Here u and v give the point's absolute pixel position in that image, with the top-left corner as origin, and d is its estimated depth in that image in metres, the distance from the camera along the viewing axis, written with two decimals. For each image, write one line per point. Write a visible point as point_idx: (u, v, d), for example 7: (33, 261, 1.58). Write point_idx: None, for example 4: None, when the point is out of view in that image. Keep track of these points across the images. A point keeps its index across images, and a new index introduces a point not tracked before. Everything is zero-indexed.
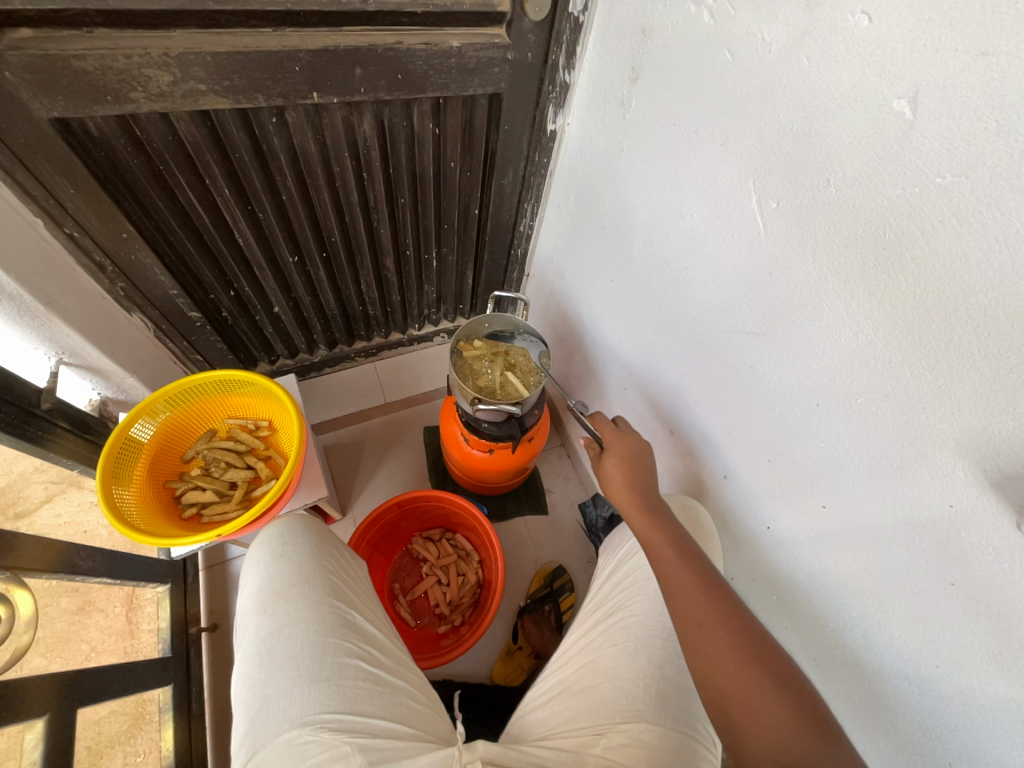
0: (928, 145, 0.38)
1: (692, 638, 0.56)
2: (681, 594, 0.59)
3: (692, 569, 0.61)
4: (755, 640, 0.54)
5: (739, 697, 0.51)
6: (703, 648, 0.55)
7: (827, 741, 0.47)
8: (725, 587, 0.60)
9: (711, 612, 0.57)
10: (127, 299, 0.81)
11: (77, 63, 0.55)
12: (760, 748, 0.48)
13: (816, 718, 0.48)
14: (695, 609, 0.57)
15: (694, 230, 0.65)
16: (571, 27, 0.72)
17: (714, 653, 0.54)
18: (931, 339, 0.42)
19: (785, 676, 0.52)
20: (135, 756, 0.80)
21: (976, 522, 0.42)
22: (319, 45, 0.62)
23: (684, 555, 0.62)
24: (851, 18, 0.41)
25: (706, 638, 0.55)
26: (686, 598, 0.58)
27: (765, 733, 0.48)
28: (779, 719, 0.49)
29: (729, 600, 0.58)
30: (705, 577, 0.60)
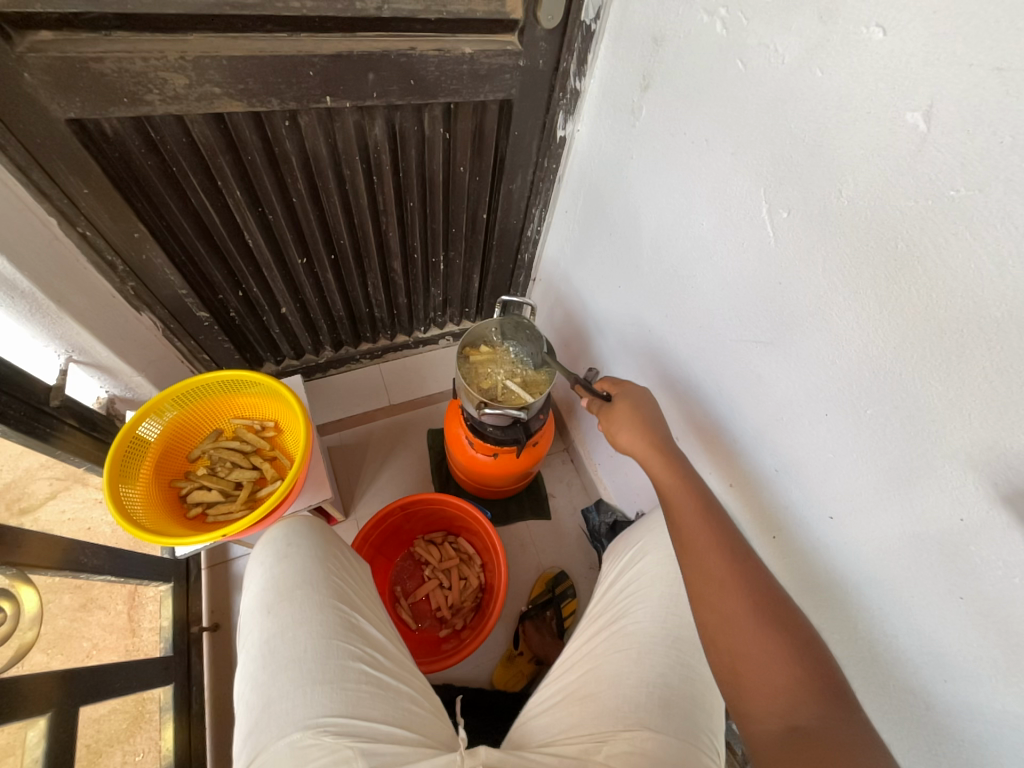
0: (942, 159, 0.38)
1: (709, 597, 0.58)
2: (703, 556, 0.60)
3: (714, 531, 0.61)
4: (773, 603, 0.55)
5: (752, 658, 0.52)
6: (720, 608, 0.56)
7: (839, 708, 0.47)
8: (747, 550, 0.60)
9: (731, 574, 0.58)
10: (137, 298, 0.81)
11: (95, 66, 0.55)
12: (767, 706, 0.50)
13: (827, 682, 0.49)
14: (715, 571, 0.58)
15: (703, 236, 0.65)
16: (583, 35, 0.72)
17: (731, 613, 0.55)
18: (943, 351, 0.42)
19: (801, 639, 0.52)
20: (135, 754, 0.80)
21: (986, 535, 0.42)
22: (333, 51, 0.63)
23: (706, 516, 0.63)
24: (866, 31, 0.41)
25: (724, 599, 0.56)
26: (707, 560, 0.59)
27: (775, 694, 0.50)
28: (790, 681, 0.50)
29: (749, 564, 0.59)
30: (726, 540, 0.61)
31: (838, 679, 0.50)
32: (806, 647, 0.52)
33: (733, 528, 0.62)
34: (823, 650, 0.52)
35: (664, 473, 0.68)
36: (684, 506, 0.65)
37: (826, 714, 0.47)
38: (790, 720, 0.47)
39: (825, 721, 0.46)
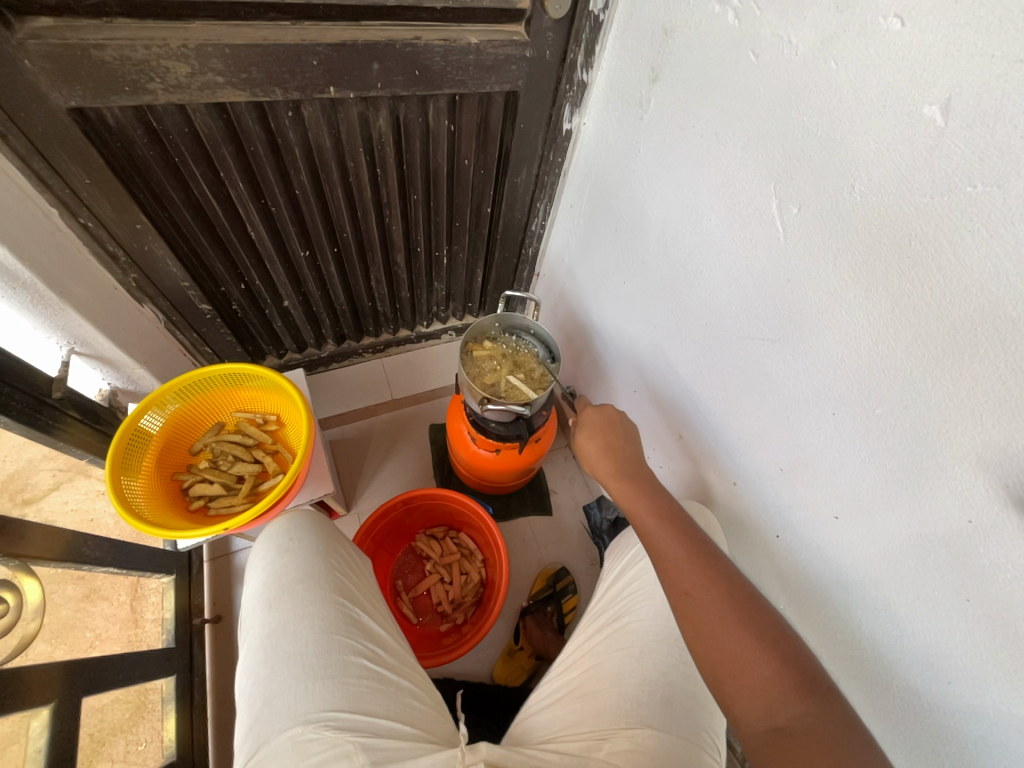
0: (959, 153, 0.37)
1: (680, 607, 0.57)
2: (666, 565, 0.59)
3: (678, 539, 0.61)
4: (745, 604, 0.54)
5: (728, 663, 0.51)
6: (689, 616, 0.55)
7: (819, 697, 0.47)
8: (718, 554, 0.60)
9: (695, 581, 0.57)
10: (139, 289, 0.81)
11: (97, 53, 0.55)
12: (752, 714, 0.48)
13: (806, 681, 0.48)
14: (680, 579, 0.58)
15: (710, 232, 0.64)
16: (591, 26, 0.71)
17: (701, 619, 0.54)
18: (955, 351, 0.41)
19: (776, 637, 0.51)
20: (138, 744, 0.81)
21: (995, 538, 0.41)
22: (338, 40, 0.62)
23: (669, 525, 0.63)
24: (883, 22, 0.40)
25: (692, 607, 0.55)
26: (671, 569, 0.59)
27: (755, 700, 0.48)
28: (769, 681, 0.49)
29: (716, 566, 0.58)
30: (689, 545, 0.60)
31: (815, 668, 0.50)
32: (778, 641, 0.51)
33: (697, 533, 0.62)
34: (795, 642, 0.52)
35: (625, 491, 0.69)
36: (646, 519, 0.65)
37: (808, 710, 0.46)
38: (774, 724, 0.46)
39: (810, 720, 0.45)
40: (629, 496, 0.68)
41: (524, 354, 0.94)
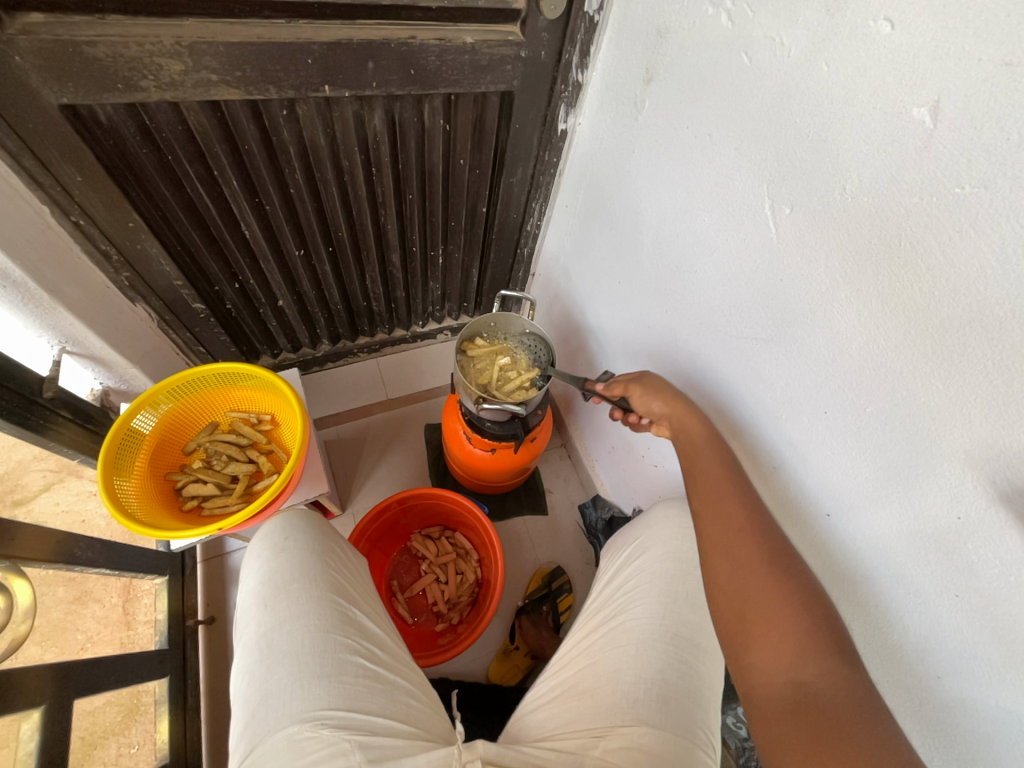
0: (948, 155, 0.38)
1: (728, 549, 0.58)
2: (721, 508, 0.60)
3: (733, 485, 0.62)
4: (786, 559, 0.55)
5: (762, 607, 0.53)
6: (736, 556, 0.57)
7: (846, 662, 0.47)
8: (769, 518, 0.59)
9: (749, 521, 0.58)
10: (131, 288, 0.80)
11: (88, 50, 0.54)
12: (770, 658, 0.50)
13: (838, 644, 0.48)
14: (733, 519, 0.59)
15: (704, 232, 0.64)
16: (586, 27, 0.71)
17: (743, 560, 0.56)
18: (945, 350, 0.42)
19: (814, 600, 0.52)
20: (130, 747, 0.80)
21: (983, 534, 0.42)
22: (332, 38, 0.62)
23: (728, 473, 0.63)
24: (874, 25, 0.40)
25: (740, 546, 0.57)
26: (723, 510, 0.60)
27: (782, 648, 0.50)
28: (798, 634, 0.50)
29: (764, 521, 0.59)
30: (746, 494, 0.61)
31: (845, 636, 0.50)
32: (813, 603, 0.52)
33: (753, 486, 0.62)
34: (832, 609, 0.52)
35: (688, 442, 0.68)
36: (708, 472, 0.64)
37: (832, 671, 0.47)
38: (795, 675, 0.48)
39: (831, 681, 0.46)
40: (690, 439, 0.67)
41: (524, 357, 0.92)
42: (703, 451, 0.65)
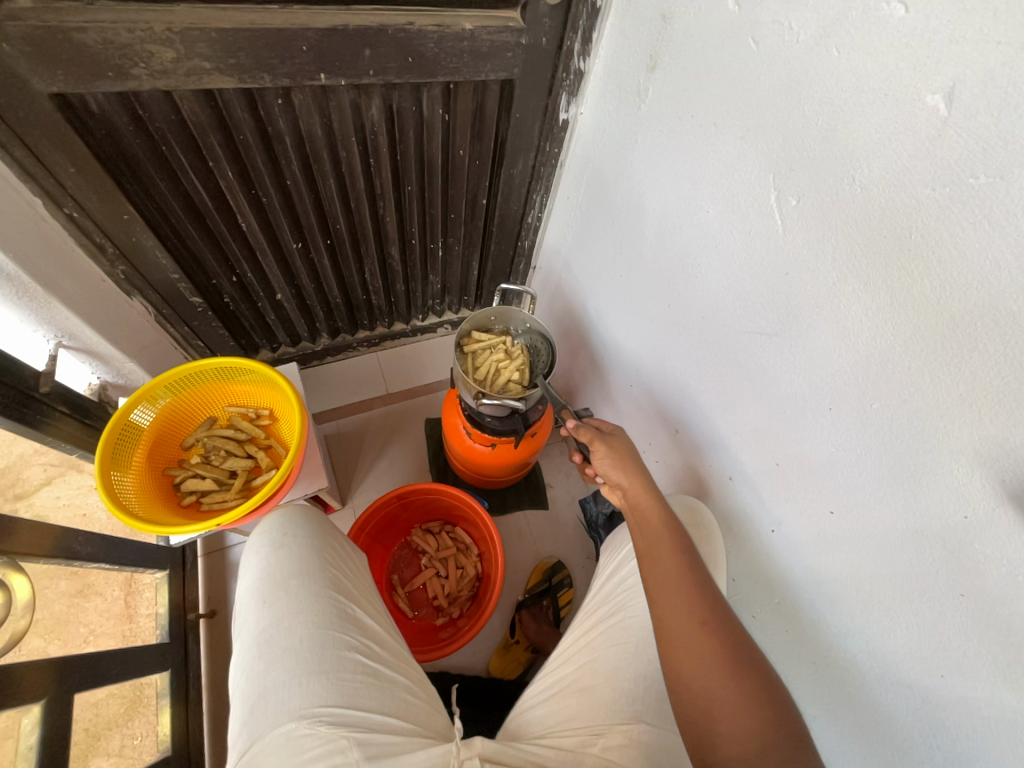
0: (963, 143, 0.37)
1: (688, 645, 0.56)
2: (681, 600, 0.58)
3: (689, 575, 0.60)
4: (743, 653, 0.55)
5: (726, 705, 0.51)
6: (699, 651, 0.55)
7: (806, 758, 0.48)
8: (724, 608, 0.58)
9: (709, 617, 0.57)
10: (127, 282, 0.79)
11: (78, 37, 0.53)
12: (736, 756, 0.49)
13: (792, 732, 0.49)
14: (694, 611, 0.57)
15: (708, 224, 0.63)
16: (588, 12, 0.69)
17: (706, 655, 0.54)
18: (953, 346, 0.40)
19: (770, 693, 0.52)
20: (133, 738, 0.81)
21: (990, 534, 0.41)
22: (328, 24, 0.60)
23: (685, 564, 0.61)
24: (886, 8, 0.39)
25: (703, 643, 0.55)
26: (683, 601, 0.58)
27: (748, 742, 0.49)
28: (761, 731, 0.49)
29: (722, 611, 0.58)
30: (703, 584, 0.60)
31: (799, 727, 0.51)
32: (771, 697, 0.52)
33: (708, 575, 0.61)
34: (788, 703, 0.52)
35: (645, 528, 0.66)
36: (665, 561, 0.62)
37: (791, 760, 0.47)
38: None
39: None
40: (647, 522, 0.66)
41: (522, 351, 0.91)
42: (660, 538, 0.64)
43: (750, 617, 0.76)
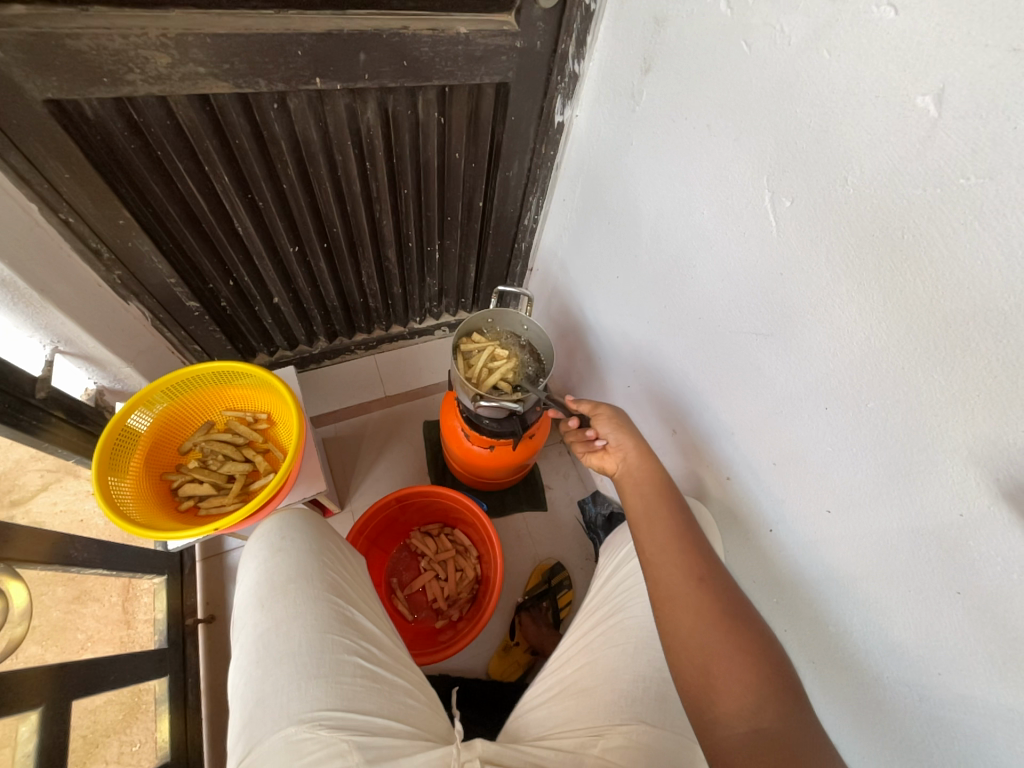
0: (953, 144, 0.37)
1: (682, 601, 0.57)
2: (676, 559, 0.60)
3: (685, 536, 0.61)
4: (738, 609, 0.56)
5: (724, 660, 0.52)
6: (695, 609, 0.56)
7: (800, 714, 0.48)
8: (718, 567, 0.60)
9: (703, 575, 0.58)
10: (123, 287, 0.79)
11: (72, 43, 0.53)
12: (733, 712, 0.49)
13: (788, 689, 0.50)
14: (690, 571, 0.58)
15: (702, 226, 0.63)
16: (582, 15, 0.70)
17: (703, 613, 0.55)
18: (947, 346, 0.41)
19: (767, 650, 0.53)
20: (131, 745, 0.80)
21: (986, 532, 0.41)
22: (322, 29, 0.61)
23: (681, 526, 0.62)
24: (876, 10, 0.39)
25: (699, 601, 0.56)
26: (680, 562, 0.59)
27: (744, 696, 0.50)
28: (756, 683, 0.50)
29: (718, 572, 0.59)
30: (700, 546, 0.61)
31: (794, 682, 0.51)
32: (769, 654, 0.52)
33: (704, 536, 0.62)
34: (785, 661, 0.53)
35: (640, 494, 0.67)
36: (660, 523, 0.63)
37: (787, 717, 0.48)
38: (755, 725, 0.48)
39: (785, 724, 0.47)
40: (646, 488, 0.67)
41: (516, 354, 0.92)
42: (656, 503, 0.65)
43: None
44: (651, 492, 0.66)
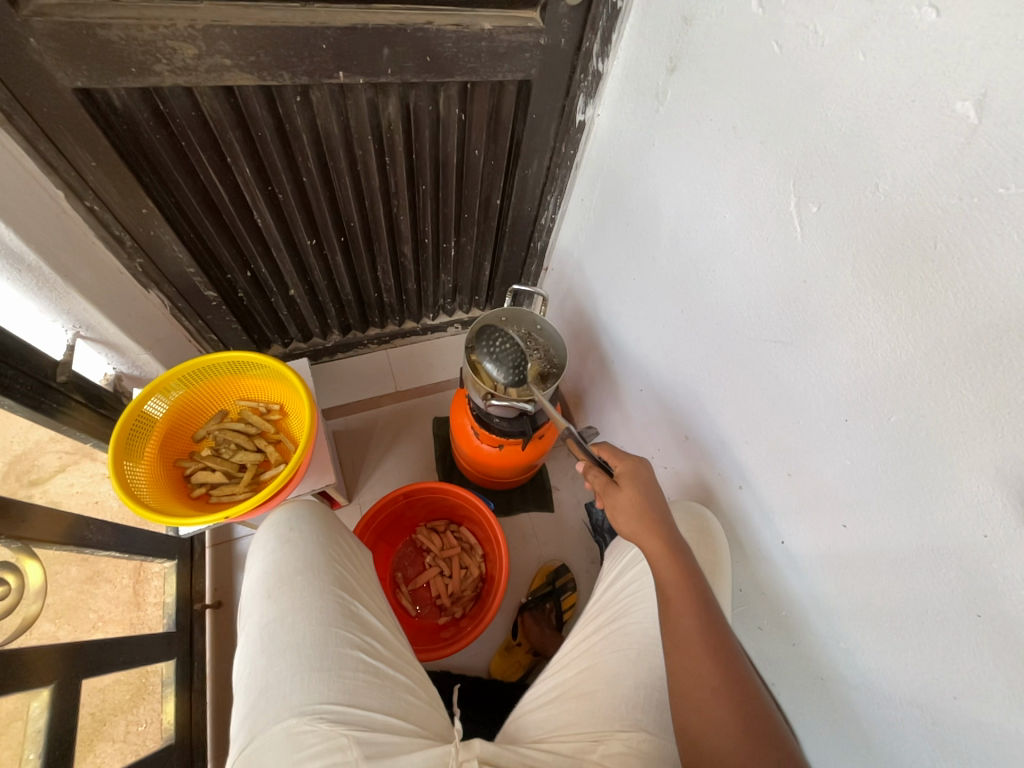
0: (993, 152, 0.36)
1: (699, 706, 0.51)
2: (692, 654, 0.54)
3: (707, 628, 0.55)
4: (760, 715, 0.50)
5: None
6: (711, 717, 0.50)
7: None
8: (739, 660, 0.54)
9: (723, 679, 0.52)
10: (144, 275, 0.81)
11: (102, 33, 0.54)
12: None
13: None
14: (707, 672, 0.52)
15: (724, 230, 0.62)
16: (608, 13, 0.69)
17: (718, 717, 0.50)
18: (978, 361, 0.39)
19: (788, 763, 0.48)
20: (137, 724, 0.82)
21: (1010, 555, 0.40)
22: (348, 23, 0.61)
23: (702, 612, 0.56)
24: (918, 11, 0.38)
25: (716, 708, 0.51)
26: (696, 660, 0.53)
27: None
28: None
29: (736, 664, 0.54)
30: (719, 636, 0.55)
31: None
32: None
33: (724, 625, 0.56)
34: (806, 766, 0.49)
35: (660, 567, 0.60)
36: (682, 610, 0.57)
37: None
38: None
39: None
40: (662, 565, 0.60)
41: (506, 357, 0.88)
42: (677, 584, 0.58)
43: (756, 628, 0.75)
44: (666, 571, 0.59)
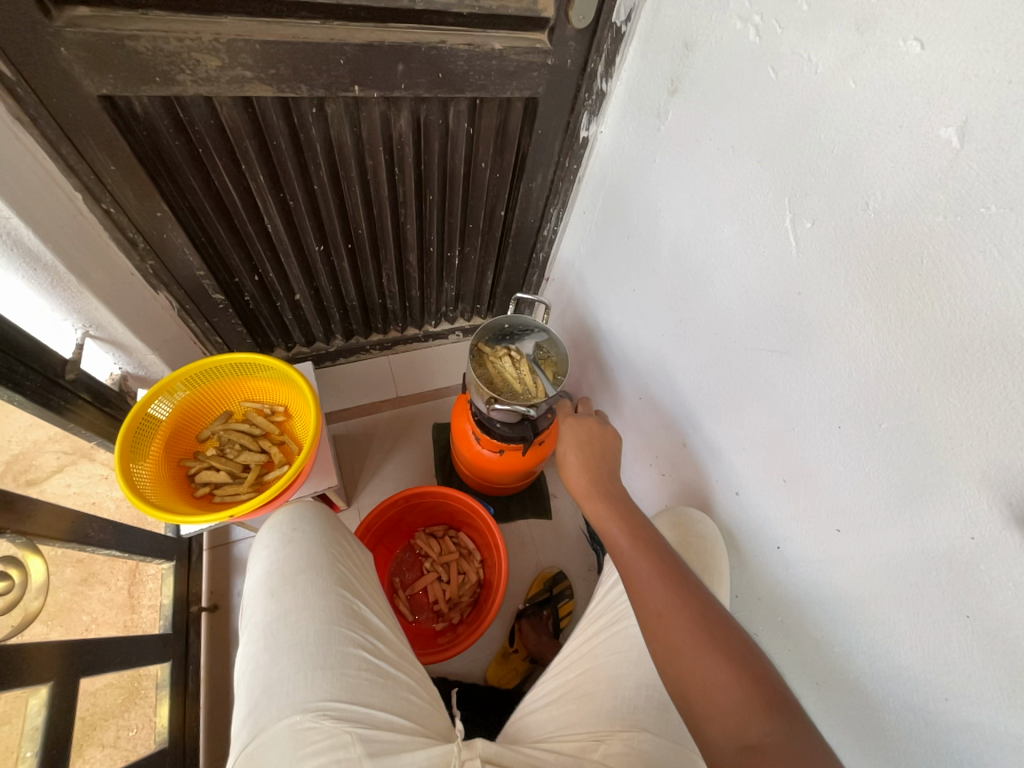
0: (974, 175, 0.38)
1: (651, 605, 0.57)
2: (635, 565, 0.61)
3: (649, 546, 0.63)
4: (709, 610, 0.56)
5: (697, 661, 0.51)
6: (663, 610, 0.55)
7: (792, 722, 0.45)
8: (682, 569, 0.60)
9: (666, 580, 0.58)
10: (155, 276, 0.82)
11: (130, 43, 0.56)
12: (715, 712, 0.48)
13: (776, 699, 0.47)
14: (653, 576, 0.59)
15: (722, 243, 0.65)
16: (613, 37, 0.72)
17: (664, 608, 0.56)
18: (963, 369, 0.42)
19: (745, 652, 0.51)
20: (129, 729, 0.81)
21: (997, 557, 0.42)
22: (365, 40, 0.63)
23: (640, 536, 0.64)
24: (904, 44, 0.41)
25: (664, 603, 0.56)
26: (641, 570, 0.60)
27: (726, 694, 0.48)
28: (735, 683, 0.49)
29: (686, 579, 0.59)
30: (658, 550, 0.63)
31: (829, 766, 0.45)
32: (750, 657, 0.51)
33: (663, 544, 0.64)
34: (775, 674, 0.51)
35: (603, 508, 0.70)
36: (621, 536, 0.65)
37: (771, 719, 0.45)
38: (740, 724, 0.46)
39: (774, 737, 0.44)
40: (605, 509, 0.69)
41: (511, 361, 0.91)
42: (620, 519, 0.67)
43: (752, 634, 0.77)
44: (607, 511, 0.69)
